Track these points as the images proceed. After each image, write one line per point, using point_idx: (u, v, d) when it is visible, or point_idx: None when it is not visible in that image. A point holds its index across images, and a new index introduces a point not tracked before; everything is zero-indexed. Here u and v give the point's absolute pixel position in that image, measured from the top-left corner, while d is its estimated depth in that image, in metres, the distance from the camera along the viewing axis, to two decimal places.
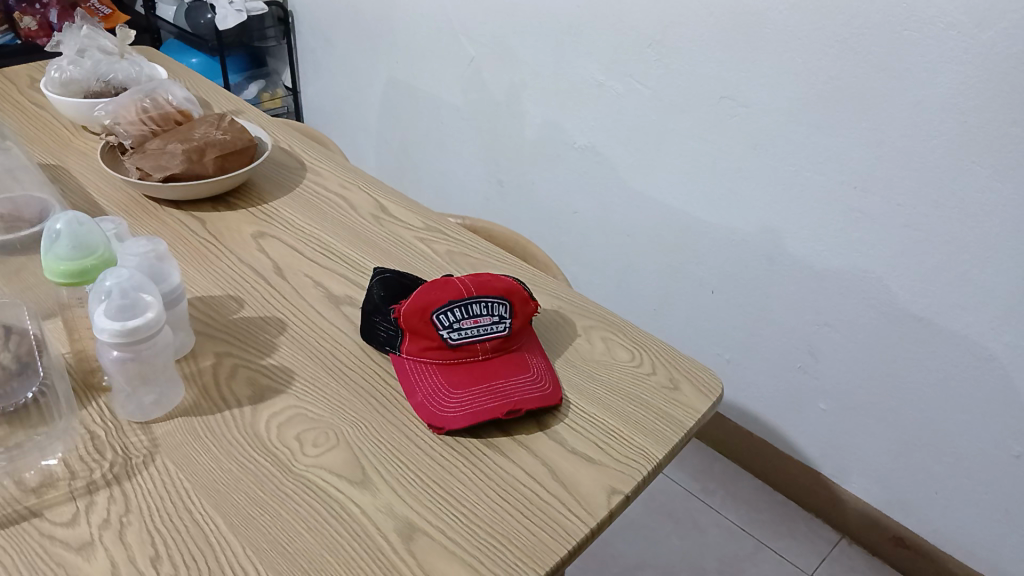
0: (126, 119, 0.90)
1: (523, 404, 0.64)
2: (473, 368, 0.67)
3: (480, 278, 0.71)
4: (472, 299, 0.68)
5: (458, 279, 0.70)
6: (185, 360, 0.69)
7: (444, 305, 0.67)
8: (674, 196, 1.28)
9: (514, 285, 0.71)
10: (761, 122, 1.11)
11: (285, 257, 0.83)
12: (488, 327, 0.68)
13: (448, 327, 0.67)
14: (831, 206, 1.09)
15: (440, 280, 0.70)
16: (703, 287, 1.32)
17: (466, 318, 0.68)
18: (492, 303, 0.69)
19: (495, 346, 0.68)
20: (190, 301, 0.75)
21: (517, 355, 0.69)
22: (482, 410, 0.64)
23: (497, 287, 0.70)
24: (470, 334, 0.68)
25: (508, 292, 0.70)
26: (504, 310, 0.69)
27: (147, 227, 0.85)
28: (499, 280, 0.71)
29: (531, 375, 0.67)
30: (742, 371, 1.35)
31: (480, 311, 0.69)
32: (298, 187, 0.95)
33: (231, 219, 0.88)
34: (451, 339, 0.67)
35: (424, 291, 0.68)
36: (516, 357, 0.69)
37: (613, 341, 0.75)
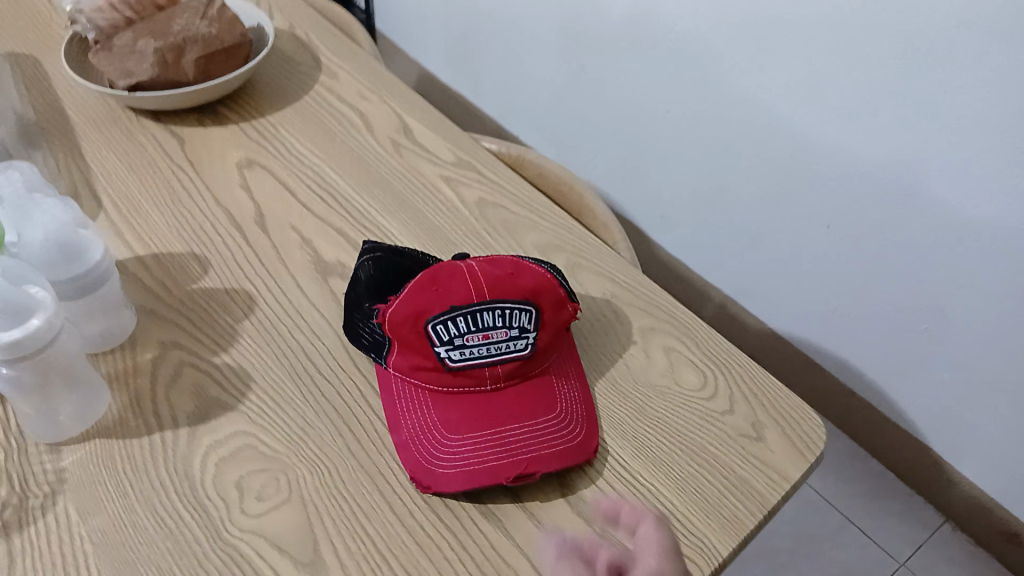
0: (91, 3, 0.70)
1: (539, 464, 0.47)
2: (478, 402, 0.51)
3: (500, 269, 0.53)
4: (483, 304, 0.51)
5: (468, 269, 0.53)
6: (121, 353, 0.54)
7: (445, 312, 0.51)
8: (789, 107, 1.02)
9: (545, 282, 0.53)
10: (920, 21, 0.83)
11: (271, 198, 0.65)
12: (502, 346, 0.51)
13: (448, 343, 0.51)
14: (1001, 141, 0.82)
15: (445, 270, 0.53)
16: (814, 221, 1.08)
17: (472, 331, 0.51)
18: (511, 310, 0.51)
19: (512, 371, 0.51)
20: (144, 262, 0.60)
21: (542, 381, 0.52)
22: (482, 469, 0.47)
23: (520, 286, 0.52)
24: (477, 355, 0.51)
25: (535, 292, 0.52)
26: (527, 320, 0.52)
27: (114, 150, 0.69)
28: (525, 274, 0.53)
29: (558, 416, 0.50)
30: (849, 321, 1.13)
31: (494, 322, 0.51)
32: (306, 95, 0.76)
33: (216, 139, 0.71)
34: (451, 360, 0.51)
35: (418, 287, 0.52)
36: (539, 386, 0.52)
37: (677, 356, 0.56)
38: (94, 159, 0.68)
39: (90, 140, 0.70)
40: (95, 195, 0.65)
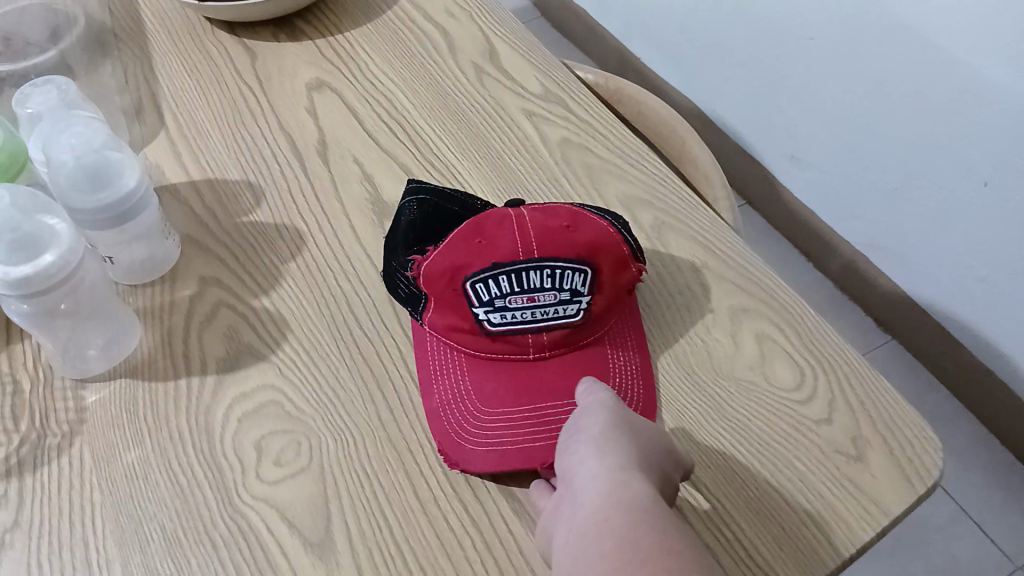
0: None
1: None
2: (517, 370, 0.47)
3: (555, 220, 0.47)
4: (532, 262, 0.46)
5: (519, 220, 0.47)
6: (162, 286, 0.51)
7: (488, 269, 0.46)
8: (955, 39, 0.86)
9: (606, 236, 0.47)
10: None
11: (337, 124, 0.60)
12: (549, 310, 0.47)
13: (490, 304, 0.47)
14: None
15: (492, 217, 0.47)
16: (971, 176, 0.93)
17: (517, 293, 0.46)
18: (562, 271, 0.46)
19: (556, 339, 0.47)
20: (196, 187, 0.56)
21: (590, 350, 0.48)
22: (514, 450, 0.43)
23: (577, 242, 0.47)
24: (520, 319, 0.47)
25: (593, 249, 0.47)
26: (580, 283, 0.47)
27: (184, 63, 0.65)
28: (584, 227, 0.47)
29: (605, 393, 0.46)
30: (999, 295, 0.98)
31: (542, 282, 0.47)
32: (390, 8, 0.69)
33: (288, 55, 0.65)
34: (492, 323, 0.47)
35: (461, 238, 0.47)
36: (586, 357, 0.48)
37: (769, 344, 0.47)
38: (164, 72, 0.65)
39: (163, 52, 0.66)
40: (159, 111, 0.61)
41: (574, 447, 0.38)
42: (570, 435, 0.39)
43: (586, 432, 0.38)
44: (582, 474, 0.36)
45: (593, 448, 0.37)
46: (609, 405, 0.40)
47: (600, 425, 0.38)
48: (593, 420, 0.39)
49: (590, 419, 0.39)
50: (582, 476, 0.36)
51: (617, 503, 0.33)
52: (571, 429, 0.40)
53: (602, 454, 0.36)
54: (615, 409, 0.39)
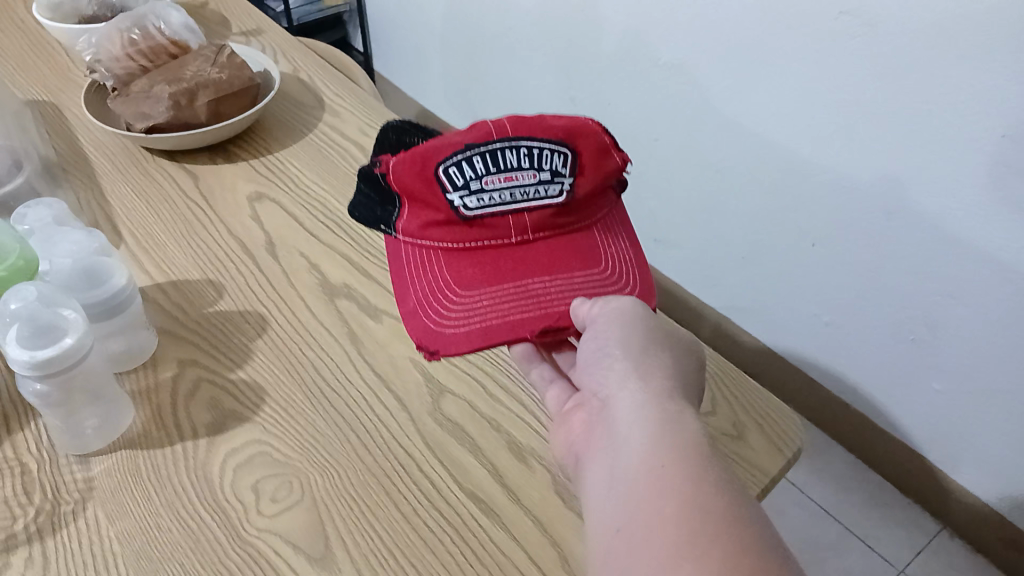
0: (109, 54, 0.76)
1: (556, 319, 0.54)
2: (499, 255, 0.57)
3: (532, 118, 0.58)
4: (511, 143, 0.57)
5: (498, 120, 0.58)
6: (143, 371, 0.58)
7: (467, 151, 0.57)
8: (772, 128, 1.07)
9: (582, 130, 0.59)
10: (893, 47, 0.89)
11: (281, 227, 0.70)
12: (526, 188, 0.57)
13: (469, 183, 0.56)
14: (974, 157, 0.88)
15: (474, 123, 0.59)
16: (802, 238, 1.13)
17: (497, 172, 0.57)
18: (542, 150, 0.57)
19: (539, 223, 0.57)
20: (161, 288, 0.64)
21: (573, 235, 0.59)
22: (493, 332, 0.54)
23: (556, 129, 0.58)
24: (499, 198, 0.57)
25: (570, 132, 0.59)
26: (561, 163, 0.58)
27: (132, 187, 0.74)
28: (559, 121, 0.59)
29: (593, 272, 0.57)
30: (842, 336, 1.16)
31: (518, 163, 0.57)
32: (312, 133, 0.81)
33: (228, 174, 0.75)
34: (469, 205, 0.57)
35: (440, 139, 0.58)
36: (570, 240, 0.58)
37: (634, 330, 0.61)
38: (115, 195, 0.73)
39: (110, 178, 0.75)
40: (115, 227, 0.69)
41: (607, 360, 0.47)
42: (596, 344, 0.48)
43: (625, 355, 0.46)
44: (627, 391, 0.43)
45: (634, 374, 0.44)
46: (632, 319, 0.49)
47: (632, 346, 0.46)
48: (620, 334, 0.48)
49: (621, 339, 0.47)
50: (626, 394, 0.43)
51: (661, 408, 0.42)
52: (597, 340, 0.48)
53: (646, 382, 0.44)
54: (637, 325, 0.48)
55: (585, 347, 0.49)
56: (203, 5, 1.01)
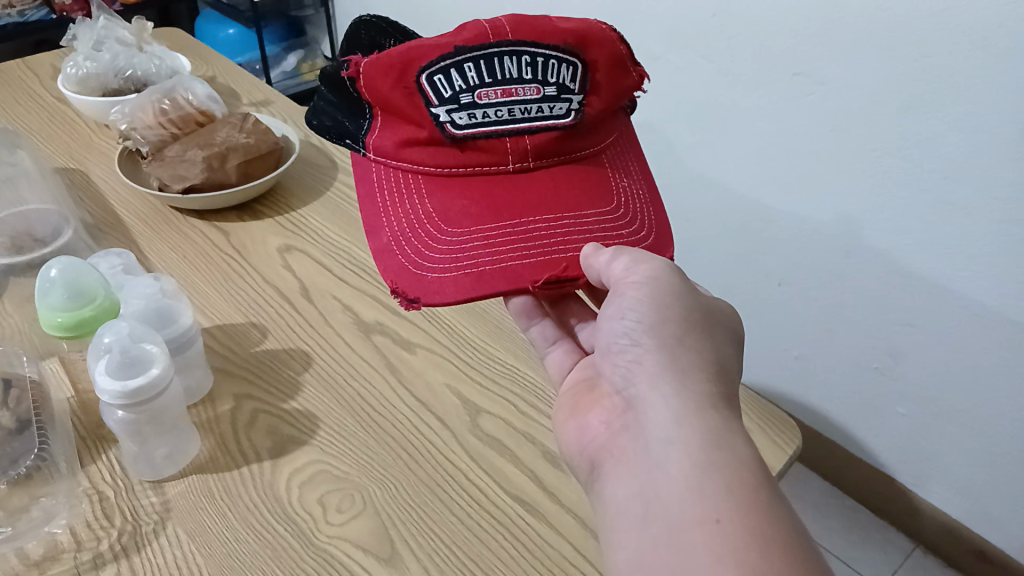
0: (143, 123, 0.83)
1: (550, 252, 0.59)
2: (494, 191, 0.62)
3: (538, 30, 0.63)
4: (513, 52, 0.62)
5: (501, 29, 0.63)
6: (202, 406, 0.63)
7: (467, 60, 0.61)
8: (737, 178, 1.19)
9: (589, 45, 0.63)
10: (841, 103, 1.02)
11: (312, 275, 0.76)
12: (523, 103, 0.62)
13: (467, 91, 0.61)
14: (920, 197, 0.99)
15: (475, 30, 0.63)
16: (770, 279, 1.23)
17: (495, 84, 0.62)
18: (548, 61, 0.62)
19: (539, 148, 0.62)
20: (209, 331, 0.69)
21: (571, 168, 0.63)
22: (484, 274, 0.58)
23: (564, 39, 0.63)
24: (496, 109, 0.62)
25: (580, 44, 0.63)
26: (568, 77, 0.63)
27: (168, 244, 0.80)
28: (565, 33, 0.63)
29: (589, 205, 0.61)
30: (811, 367, 1.25)
31: (517, 76, 0.62)
32: (329, 191, 0.88)
33: (256, 230, 0.82)
34: (461, 121, 0.61)
35: (437, 49, 0.62)
36: (568, 173, 0.63)
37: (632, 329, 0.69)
38: (153, 252, 0.78)
39: (145, 237, 0.80)
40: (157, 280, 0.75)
41: (634, 346, 0.54)
42: (625, 328, 0.56)
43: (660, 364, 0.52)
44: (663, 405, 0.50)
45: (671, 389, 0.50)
46: (655, 292, 0.55)
47: (662, 351, 0.53)
48: (649, 314, 0.55)
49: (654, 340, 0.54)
50: (662, 405, 0.50)
51: (683, 407, 0.49)
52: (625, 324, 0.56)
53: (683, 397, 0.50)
54: (661, 301, 0.55)
55: (612, 324, 0.57)
56: (213, 78, 1.09)
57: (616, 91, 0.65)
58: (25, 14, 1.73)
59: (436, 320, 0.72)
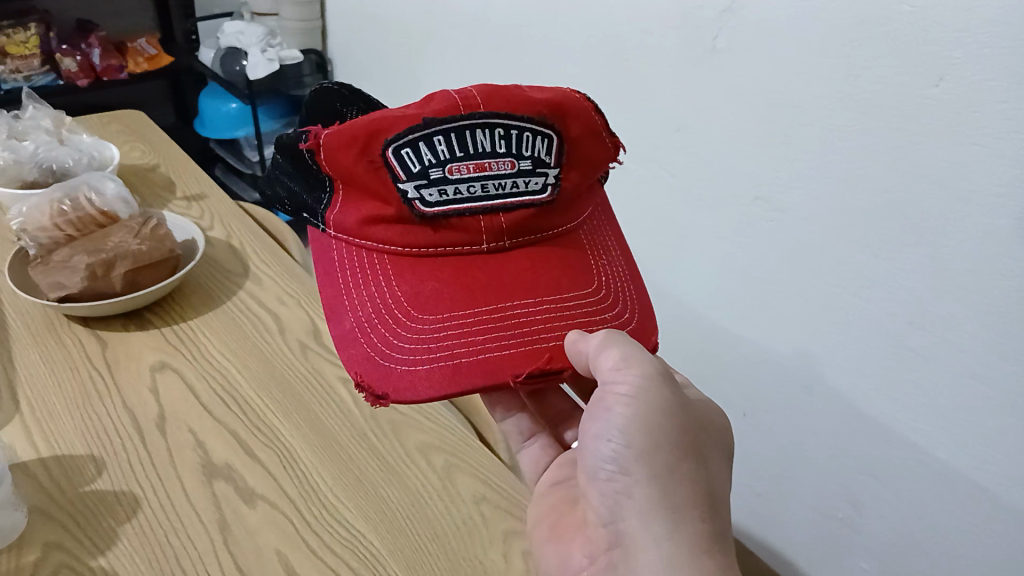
0: (35, 223, 0.79)
1: (530, 341, 0.53)
2: (469, 271, 0.56)
3: (510, 96, 0.58)
4: (487, 123, 0.57)
5: (469, 95, 0.57)
6: (7, 553, 0.57)
7: (436, 131, 0.56)
8: (698, 299, 1.12)
9: (564, 109, 0.59)
10: (799, 233, 0.93)
11: (177, 401, 0.71)
12: (499, 178, 0.56)
13: (437, 166, 0.56)
14: (879, 340, 0.89)
15: (441, 96, 0.58)
16: (732, 407, 1.15)
17: (467, 157, 0.56)
18: (524, 134, 0.57)
19: (516, 225, 0.56)
20: (45, 462, 0.64)
21: (549, 248, 0.58)
22: (462, 367, 0.51)
23: (540, 108, 0.58)
24: (469, 184, 0.56)
25: (558, 114, 0.58)
26: (544, 150, 0.58)
27: (41, 354, 0.75)
28: (542, 98, 0.58)
29: (571, 291, 0.56)
30: (774, 507, 1.15)
31: (493, 150, 0.57)
32: (229, 301, 0.84)
33: (137, 342, 0.78)
34: (431, 198, 0.55)
35: (404, 116, 0.56)
36: (547, 252, 0.58)
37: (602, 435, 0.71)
38: (21, 361, 0.74)
39: (21, 343, 0.76)
40: (13, 397, 0.70)
41: (622, 475, 0.55)
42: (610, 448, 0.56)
43: (650, 501, 0.54)
44: (656, 550, 0.54)
45: (664, 532, 0.54)
46: (646, 414, 0.55)
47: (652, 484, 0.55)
48: (638, 442, 0.55)
49: (643, 467, 0.55)
50: (658, 552, 0.53)
51: (677, 555, 0.53)
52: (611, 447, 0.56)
53: (673, 541, 0.53)
54: (650, 424, 0.55)
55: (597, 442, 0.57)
56: (155, 168, 1.08)
57: (593, 165, 0.60)
58: (32, 79, 1.74)
59: (292, 467, 0.65)
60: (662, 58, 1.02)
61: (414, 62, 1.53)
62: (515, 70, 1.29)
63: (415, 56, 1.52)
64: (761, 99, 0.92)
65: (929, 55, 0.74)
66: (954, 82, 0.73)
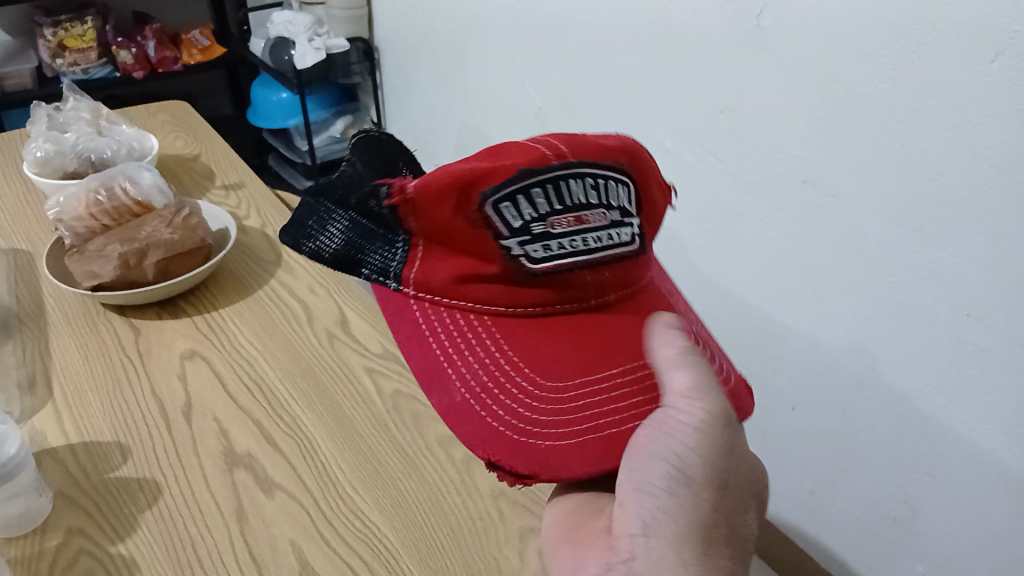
0: (72, 213, 0.81)
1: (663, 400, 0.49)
2: (581, 324, 0.50)
3: (586, 143, 0.53)
4: (578, 172, 0.51)
5: (551, 144, 0.51)
6: (32, 536, 0.58)
7: (534, 184, 0.49)
8: (746, 289, 1.08)
9: (631, 153, 0.55)
10: (851, 220, 0.89)
11: (204, 389, 0.71)
12: (598, 230, 0.51)
13: (536, 223, 0.49)
14: (936, 333, 0.84)
15: (516, 144, 0.51)
16: (782, 401, 1.10)
17: (567, 210, 0.50)
18: (609, 182, 0.53)
19: (619, 277, 0.52)
20: (74, 448, 0.65)
21: (646, 293, 0.54)
22: (612, 437, 0.47)
23: (616, 155, 0.54)
24: (570, 240, 0.50)
25: (629, 161, 0.55)
26: (626, 199, 0.54)
27: (77, 341, 0.77)
28: (613, 146, 0.54)
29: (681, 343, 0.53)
30: (825, 505, 1.11)
31: (589, 203, 0.51)
32: (260, 290, 0.85)
33: (169, 331, 0.79)
34: (535, 257, 0.49)
35: (498, 168, 0.49)
36: (648, 299, 0.54)
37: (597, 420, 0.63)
38: (57, 348, 0.76)
39: (59, 331, 0.78)
40: (48, 383, 0.71)
41: (685, 496, 0.47)
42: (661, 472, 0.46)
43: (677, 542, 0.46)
44: None
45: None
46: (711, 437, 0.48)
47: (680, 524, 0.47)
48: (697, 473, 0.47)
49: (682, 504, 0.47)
50: None
51: None
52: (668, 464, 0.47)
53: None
54: (716, 462, 0.48)
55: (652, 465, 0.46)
56: (198, 157, 1.09)
57: (657, 213, 0.58)
58: (90, 72, 1.79)
59: (312, 457, 0.64)
60: (708, 37, 0.98)
61: (460, 47, 1.51)
62: (560, 52, 1.26)
63: (461, 41, 1.50)
64: (811, 78, 0.87)
65: (990, 28, 0.69)
66: (1016, 57, 0.68)
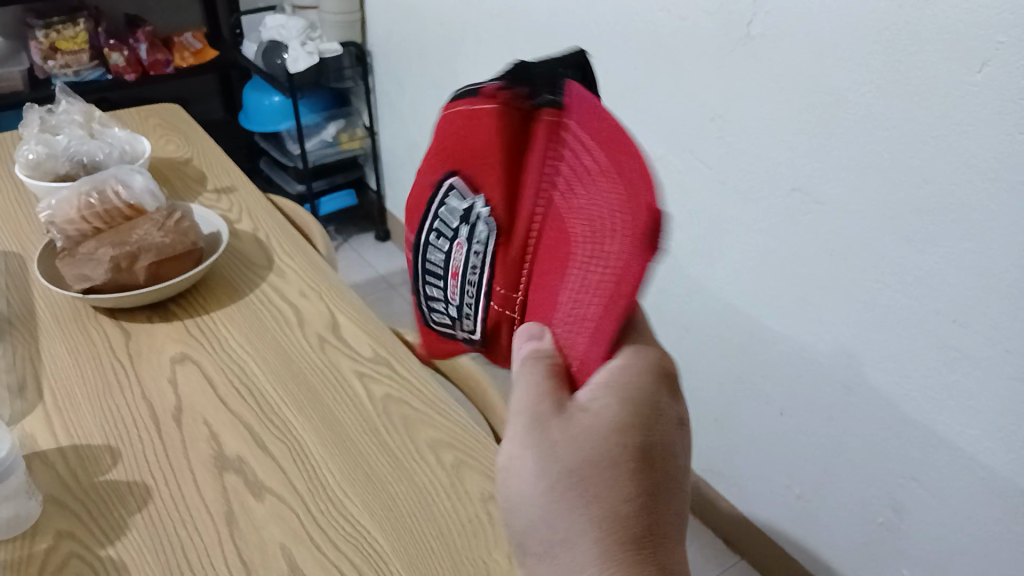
0: (64, 216, 0.81)
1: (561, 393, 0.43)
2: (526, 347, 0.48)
3: (420, 195, 0.51)
4: (423, 243, 0.51)
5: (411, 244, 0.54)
6: (22, 540, 0.58)
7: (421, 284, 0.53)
8: (736, 295, 1.09)
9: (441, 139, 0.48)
10: (838, 227, 0.90)
11: (194, 393, 0.71)
12: (466, 249, 0.48)
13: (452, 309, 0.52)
14: (924, 340, 0.85)
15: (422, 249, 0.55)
16: (770, 407, 1.11)
17: (446, 278, 0.51)
18: (439, 210, 0.49)
19: (508, 278, 0.47)
20: (63, 452, 0.65)
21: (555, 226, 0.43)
22: None
23: (436, 169, 0.49)
24: (465, 287, 0.49)
25: (444, 157, 0.48)
26: (458, 198, 0.48)
27: (67, 345, 0.77)
28: (434, 161, 0.50)
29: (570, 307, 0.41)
30: (813, 510, 1.11)
31: (443, 246, 0.50)
32: (251, 293, 0.85)
33: (159, 334, 0.79)
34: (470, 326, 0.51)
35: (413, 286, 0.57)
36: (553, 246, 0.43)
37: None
38: (47, 351, 0.76)
39: (50, 334, 0.78)
40: (37, 386, 0.71)
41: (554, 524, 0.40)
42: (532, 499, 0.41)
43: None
44: None
45: None
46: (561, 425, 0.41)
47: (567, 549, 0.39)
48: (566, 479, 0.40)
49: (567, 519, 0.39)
50: None
51: None
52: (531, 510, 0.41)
53: None
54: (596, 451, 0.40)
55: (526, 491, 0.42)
56: (188, 161, 1.09)
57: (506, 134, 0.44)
58: (81, 74, 1.79)
59: (302, 460, 0.65)
60: (697, 45, 0.99)
61: (452, 52, 1.52)
62: (550, 58, 1.27)
63: (454, 46, 1.51)
64: (799, 86, 0.88)
65: (976, 38, 0.70)
66: (1001, 66, 0.69)
